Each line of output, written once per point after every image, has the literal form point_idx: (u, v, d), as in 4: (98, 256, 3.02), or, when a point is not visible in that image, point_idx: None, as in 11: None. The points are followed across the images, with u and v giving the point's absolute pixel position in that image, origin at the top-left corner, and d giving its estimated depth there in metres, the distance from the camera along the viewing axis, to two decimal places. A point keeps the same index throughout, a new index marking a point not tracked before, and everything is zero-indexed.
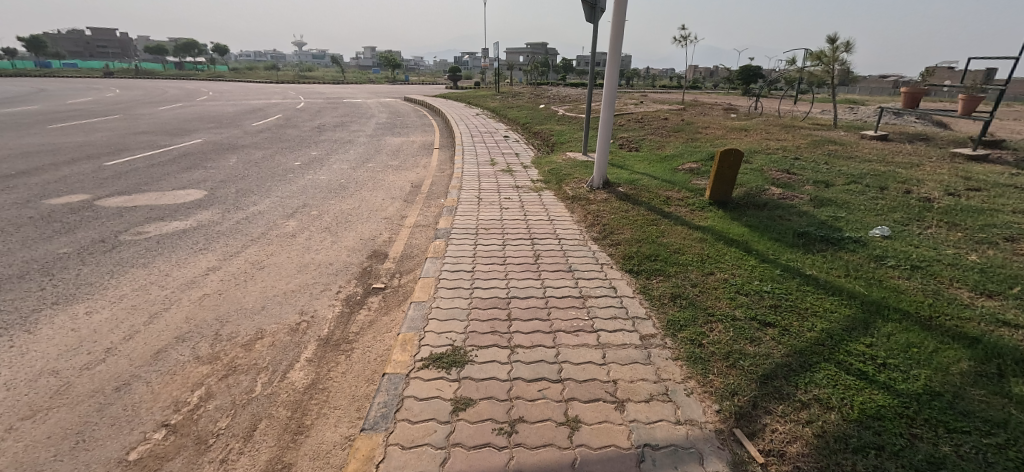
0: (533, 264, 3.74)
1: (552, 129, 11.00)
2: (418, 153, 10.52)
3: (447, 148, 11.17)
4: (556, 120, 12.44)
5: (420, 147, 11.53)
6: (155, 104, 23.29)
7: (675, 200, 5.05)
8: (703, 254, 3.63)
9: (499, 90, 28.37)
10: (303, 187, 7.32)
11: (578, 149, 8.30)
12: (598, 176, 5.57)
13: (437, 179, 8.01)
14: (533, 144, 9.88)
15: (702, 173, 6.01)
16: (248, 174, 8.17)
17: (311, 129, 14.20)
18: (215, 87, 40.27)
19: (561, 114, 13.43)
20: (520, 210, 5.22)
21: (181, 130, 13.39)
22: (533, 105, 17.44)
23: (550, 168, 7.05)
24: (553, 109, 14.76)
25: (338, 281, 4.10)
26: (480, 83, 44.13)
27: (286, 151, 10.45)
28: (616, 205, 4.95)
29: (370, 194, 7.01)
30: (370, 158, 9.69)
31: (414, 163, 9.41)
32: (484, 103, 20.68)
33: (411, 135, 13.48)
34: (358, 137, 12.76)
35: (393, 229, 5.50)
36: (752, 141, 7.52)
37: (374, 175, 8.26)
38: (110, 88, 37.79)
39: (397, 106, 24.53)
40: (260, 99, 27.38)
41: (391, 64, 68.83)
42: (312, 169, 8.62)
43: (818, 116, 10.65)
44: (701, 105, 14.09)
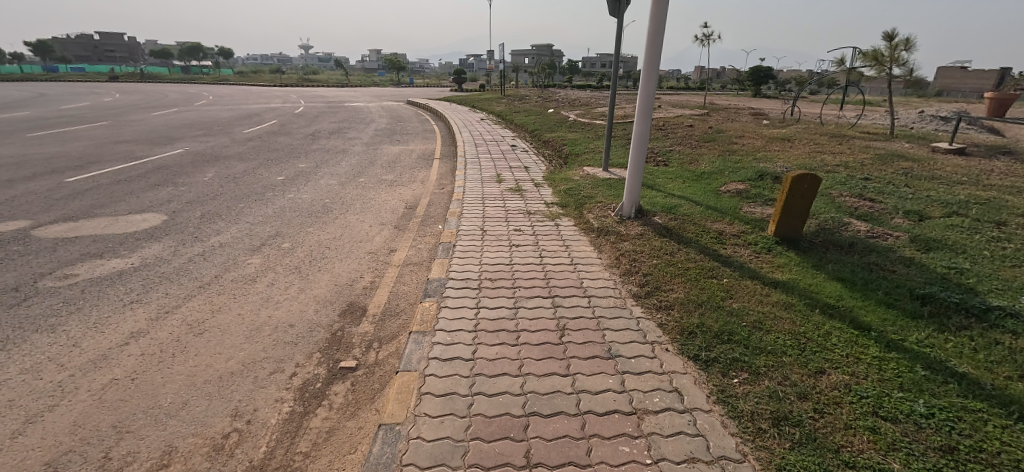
0: (557, 344, 2.66)
1: (564, 137, 9.97)
2: (416, 165, 9.52)
3: (448, 158, 10.16)
4: (568, 127, 11.38)
5: (419, 157, 10.52)
6: (149, 109, 22.38)
7: (730, 236, 4.00)
8: (797, 334, 2.57)
9: (505, 93, 27.29)
10: (281, 209, 6.33)
11: (596, 163, 7.25)
12: (630, 203, 4.52)
13: (435, 198, 7.00)
14: (544, 156, 8.85)
15: (755, 197, 4.94)
16: (222, 191, 7.22)
17: (304, 136, 13.27)
18: (216, 91, 39.74)
19: (573, 120, 12.41)
20: (533, 247, 4.16)
21: (163, 138, 12.47)
22: (541, 109, 16.43)
23: (567, 188, 6.01)
24: (563, 114, 13.71)
25: (295, 356, 3.08)
26: (486, 86, 43.08)
27: (272, 163, 9.50)
28: (656, 244, 3.89)
29: (356, 218, 6.00)
30: (362, 172, 8.68)
31: (411, 177, 8.40)
32: (489, 107, 19.64)
33: (411, 143, 12.49)
34: (353, 146, 11.79)
35: (377, 268, 4.48)
36: (802, 155, 6.45)
37: (364, 193, 7.25)
38: (110, 92, 37.36)
39: (399, 109, 23.60)
40: (258, 104, 26.60)
41: (396, 66, 68.20)
42: (296, 186, 7.65)
43: (862, 122, 9.55)
44: (725, 110, 12.96)
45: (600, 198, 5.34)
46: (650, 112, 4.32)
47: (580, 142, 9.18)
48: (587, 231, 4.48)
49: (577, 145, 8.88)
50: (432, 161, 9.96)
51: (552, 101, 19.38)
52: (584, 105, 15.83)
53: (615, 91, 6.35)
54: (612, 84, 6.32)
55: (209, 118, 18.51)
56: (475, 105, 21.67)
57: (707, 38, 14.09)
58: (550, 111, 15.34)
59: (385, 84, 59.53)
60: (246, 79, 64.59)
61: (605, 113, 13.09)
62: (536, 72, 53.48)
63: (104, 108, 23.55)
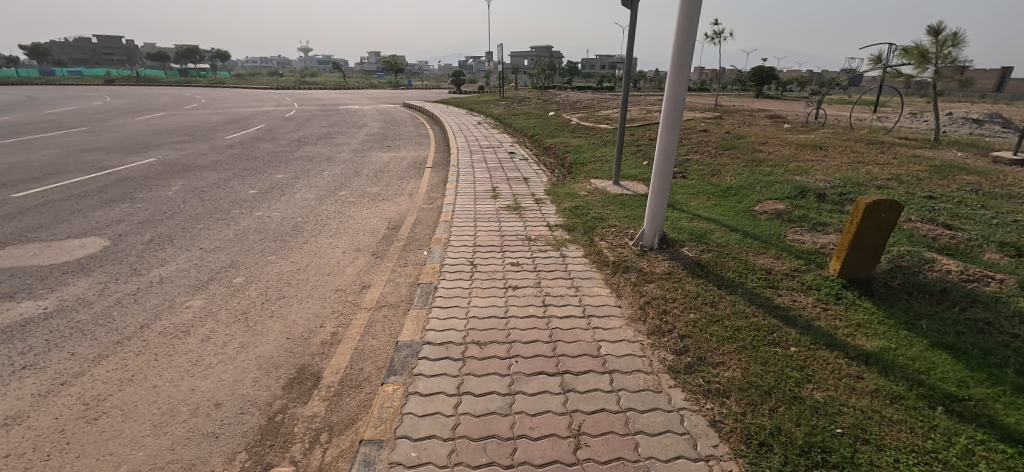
0: (570, 462, 1.81)
1: (567, 143, 9.16)
2: (405, 174, 8.70)
3: (441, 166, 9.32)
4: (570, 131, 10.55)
5: (409, 165, 9.69)
6: (134, 113, 21.59)
7: (783, 277, 3.18)
8: (929, 455, 1.72)
9: (503, 95, 26.51)
10: (244, 231, 5.49)
11: (604, 174, 6.41)
12: (653, 229, 3.70)
13: (422, 215, 6.16)
14: (545, 165, 8.03)
15: (800, 221, 4.11)
16: (183, 208, 6.38)
17: (289, 142, 12.45)
18: (210, 94, 39.12)
19: (576, 124, 11.62)
20: (534, 289, 3.31)
21: (136, 145, 11.60)
22: (542, 112, 15.65)
23: (572, 205, 5.18)
24: (564, 117, 12.92)
25: (211, 460, 2.24)
26: (485, 88, 42.31)
27: (246, 172, 8.65)
28: (691, 289, 3.04)
29: (327, 242, 5.16)
30: (344, 183, 7.83)
31: (397, 189, 7.57)
32: (486, 110, 18.81)
33: (403, 149, 11.69)
34: (339, 153, 10.96)
35: (343, 313, 3.65)
36: (841, 165, 5.65)
37: (342, 209, 6.41)
38: (101, 95, 36.65)
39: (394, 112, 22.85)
40: (249, 107, 25.78)
41: (394, 68, 67.56)
42: (267, 201, 6.81)
43: (893, 126, 8.76)
44: (738, 112, 12.15)
45: (613, 219, 4.50)
46: (678, 126, 3.48)
47: (582, 148, 8.37)
48: (599, 267, 3.63)
49: (579, 152, 8.07)
50: (423, 169, 9.13)
51: (552, 103, 18.56)
52: (586, 108, 14.99)
53: (627, 93, 5.51)
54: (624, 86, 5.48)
55: (194, 122, 17.64)
56: (472, 108, 20.87)
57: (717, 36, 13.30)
58: (550, 114, 14.52)
59: (383, 86, 58.80)
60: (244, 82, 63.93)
61: (609, 116, 12.26)
62: (535, 73, 52.70)
63: (89, 111, 22.69)
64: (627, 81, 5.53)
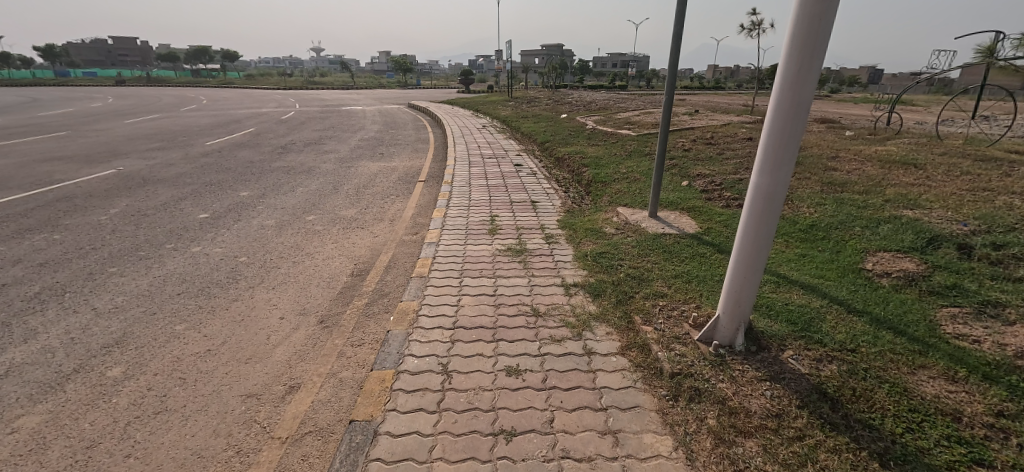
0: None
1: (583, 152, 7.77)
2: (392, 191, 7.35)
3: (435, 180, 7.97)
4: (587, 138, 9.09)
5: (399, 178, 8.33)
6: (124, 115, 20.59)
7: (997, 436, 1.74)
8: None
9: (512, 95, 25.05)
10: (164, 278, 4.20)
11: (635, 197, 4.98)
12: (734, 321, 2.30)
13: (400, 252, 4.81)
14: (557, 182, 6.62)
15: (952, 297, 2.68)
16: (107, 240, 5.13)
17: (273, 148, 11.23)
18: (215, 94, 38.48)
19: (592, 128, 10.20)
20: (542, 438, 1.93)
21: (104, 154, 10.47)
22: (554, 113, 14.27)
23: (597, 250, 3.78)
24: (579, 121, 11.52)
25: None
26: (496, 88, 40.73)
27: (208, 188, 7.38)
28: (834, 467, 1.63)
29: (265, 298, 3.83)
30: (316, 204, 6.52)
31: (377, 211, 6.21)
32: (494, 111, 17.38)
33: (397, 156, 10.39)
34: (324, 162, 9.66)
35: (241, 449, 2.31)
36: (958, 193, 4.19)
37: (303, 243, 5.08)
38: (106, 95, 36.28)
39: (397, 113, 21.63)
40: (248, 108, 24.80)
41: (402, 67, 66.72)
42: (216, 229, 5.52)
43: (982, 133, 7.22)
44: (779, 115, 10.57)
45: (659, 281, 3.09)
46: (788, 167, 1.99)
47: (603, 160, 6.93)
48: (649, 382, 2.23)
49: (599, 166, 6.63)
50: (414, 184, 7.78)
51: (564, 104, 17.08)
52: (603, 110, 13.51)
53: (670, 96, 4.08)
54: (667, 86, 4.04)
55: (183, 126, 16.55)
56: (479, 109, 19.48)
57: (753, 28, 11.69)
58: (563, 116, 13.06)
59: (393, 86, 58.16)
60: (253, 82, 63.34)
61: (630, 119, 10.77)
62: (547, 71, 51.07)
63: (83, 114, 21.83)
64: (672, 80, 4.09)
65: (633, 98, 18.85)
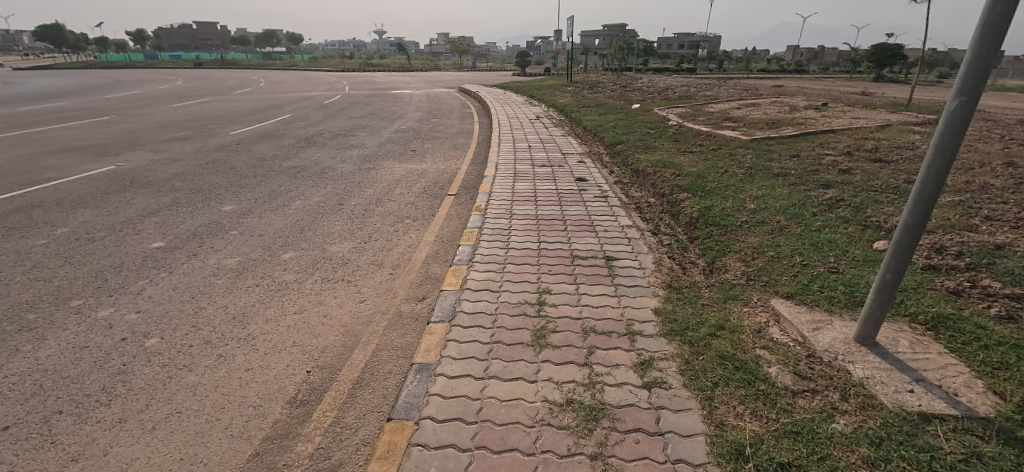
0: None
1: (675, 164, 5.50)
2: (409, 208, 5.51)
3: (467, 193, 6.04)
4: (675, 141, 6.72)
5: (424, 186, 6.48)
6: (177, 99, 20.53)
7: None
8: None
9: (572, 79, 22.42)
10: (15, 381, 2.64)
11: (798, 274, 2.76)
12: None
13: (386, 344, 2.95)
14: (639, 213, 4.46)
15: None
16: (11, 284, 3.74)
17: (296, 141, 9.85)
18: (276, 76, 39.34)
19: (679, 125, 7.78)
20: None
21: (121, 145, 9.58)
22: (623, 102, 11.81)
23: (768, 444, 1.66)
24: (658, 113, 9.10)
25: None
26: (553, 70, 38.24)
27: (193, 196, 5.98)
28: None
29: (123, 459, 2.12)
30: (304, 231, 4.84)
31: (378, 248, 4.39)
32: (550, 98, 15.11)
33: (430, 153, 8.60)
34: (343, 160, 8.05)
35: None
36: None
37: (253, 309, 3.37)
38: (175, 77, 37.90)
39: (444, 98, 19.94)
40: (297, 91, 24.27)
41: (458, 49, 65.43)
42: (158, 271, 3.98)
43: None
44: (952, 112, 7.53)
45: None
46: None
47: (709, 181, 4.64)
48: None
49: (706, 192, 4.37)
50: (440, 198, 5.90)
51: (634, 91, 14.40)
52: (686, 99, 10.86)
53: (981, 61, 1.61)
54: (961, 70, 1.70)
55: (222, 110, 15.85)
56: (533, 95, 17.22)
57: None
58: (635, 107, 10.60)
59: (449, 68, 57.53)
60: (315, 65, 64.72)
61: (730, 113, 8.18)
62: (610, 53, 47.11)
63: (145, 97, 22.18)
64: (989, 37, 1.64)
65: (717, 85, 15.74)
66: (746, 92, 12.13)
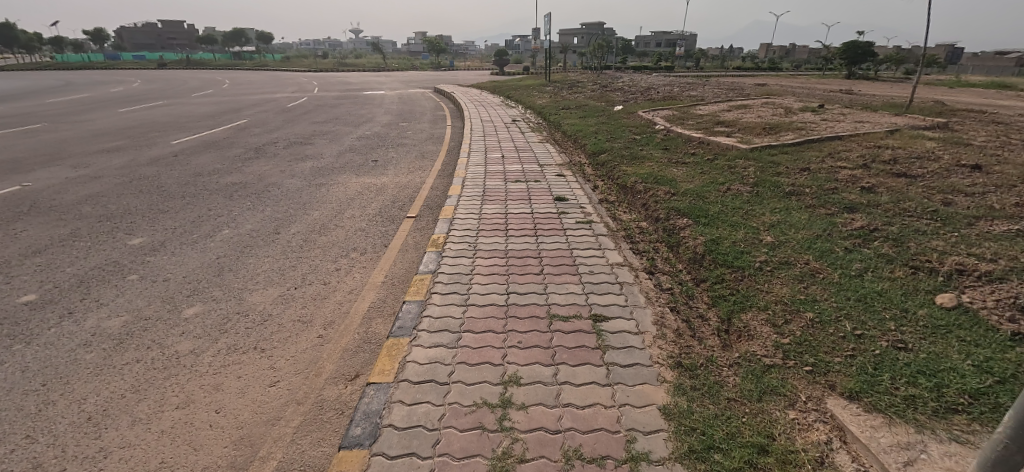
0: None
1: (668, 178, 4.79)
2: (358, 237, 4.62)
3: (430, 214, 5.18)
4: (665, 150, 5.98)
5: (381, 205, 5.59)
6: (127, 103, 18.98)
7: None
8: None
9: (551, 78, 21.75)
10: None
11: (854, 356, 2.02)
12: None
13: (290, 462, 2.09)
14: (630, 244, 3.68)
15: None
16: None
17: (245, 150, 8.80)
18: (243, 77, 37.58)
19: (668, 130, 7.10)
20: None
21: (39, 158, 8.37)
22: (605, 103, 11.13)
23: None
24: (643, 116, 8.41)
25: None
26: (532, 69, 37.64)
27: (99, 227, 4.98)
28: None
29: None
30: (224, 272, 3.91)
31: (311, 297, 3.51)
32: (528, 99, 14.35)
33: (394, 164, 7.71)
34: (293, 174, 7.09)
35: None
36: None
37: (120, 405, 2.47)
38: (133, 78, 35.79)
39: (418, 99, 18.98)
40: (262, 93, 22.91)
41: (436, 48, 64.28)
42: (12, 341, 3.03)
43: None
44: (955, 114, 7.01)
45: None
46: None
47: (711, 203, 3.91)
48: None
49: (710, 217, 3.63)
50: (397, 221, 5.03)
51: (615, 91, 13.67)
52: (671, 99, 10.17)
53: None
54: None
55: (173, 115, 14.53)
56: (510, 96, 16.35)
57: None
58: (618, 109, 9.87)
59: (427, 67, 56.44)
60: (286, 65, 62.24)
61: (721, 116, 7.50)
62: (589, 51, 46.71)
63: (91, 100, 20.41)
64: None
65: (701, 84, 15.15)
66: (732, 92, 11.53)
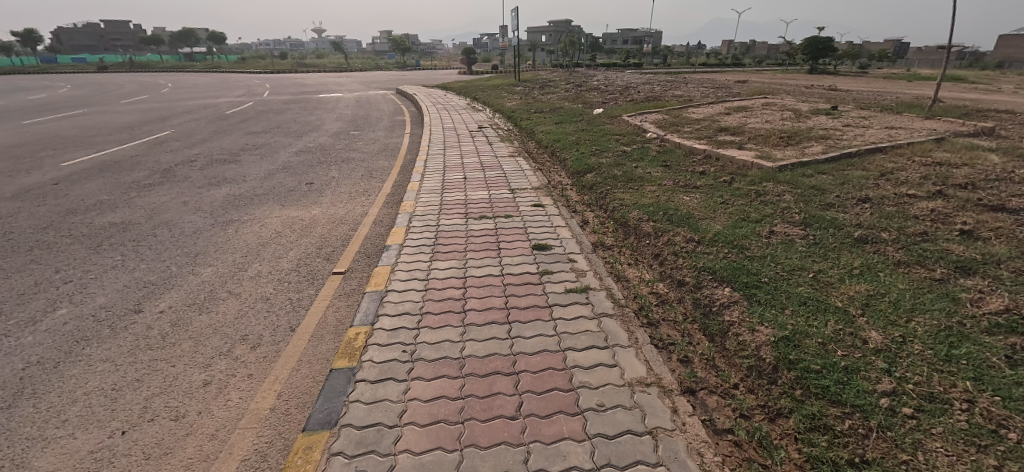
0: None
1: (682, 212, 3.60)
2: (255, 315, 3.21)
3: (365, 268, 3.81)
4: (667, 169, 4.79)
5: (301, 252, 4.17)
6: (36, 111, 16.44)
7: None
8: None
9: (520, 78, 20.53)
10: None
11: None
12: None
13: None
14: (650, 334, 2.42)
15: None
16: None
17: (147, 172, 7.09)
18: (186, 79, 34.58)
19: (662, 138, 5.95)
20: None
21: None
22: (582, 106, 9.95)
23: None
24: (629, 121, 7.25)
25: None
26: (500, 68, 36.57)
27: None
28: None
29: None
30: (11, 406, 2.43)
31: (143, 455, 2.11)
32: (496, 101, 13.04)
33: (332, 186, 6.25)
34: (197, 205, 5.52)
35: None
36: None
37: None
38: (59, 82, 32.34)
39: (377, 101, 17.34)
40: (201, 98, 20.61)
41: (400, 48, 62.16)
42: None
43: None
44: (981, 115, 6.16)
45: None
46: None
47: (758, 261, 2.70)
48: None
49: (766, 290, 2.44)
50: (317, 282, 3.63)
51: (589, 91, 12.49)
52: (656, 100, 9.04)
53: None
54: None
55: (81, 124, 12.38)
56: (476, 98, 14.96)
57: None
58: (597, 113, 8.70)
59: (390, 68, 54.63)
60: (239, 66, 58.47)
61: (721, 120, 6.42)
62: (559, 49, 45.90)
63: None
64: None
65: (679, 82, 14.18)
66: (717, 90, 10.53)
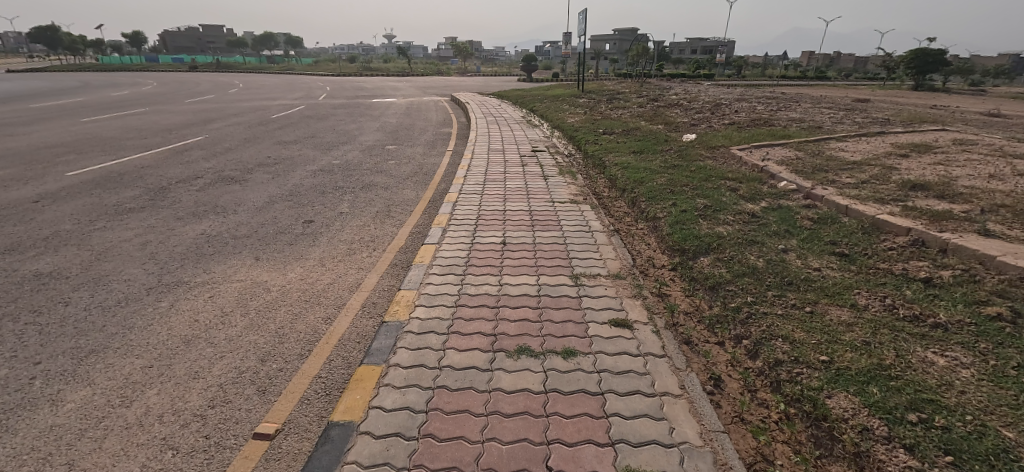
0: None
1: (958, 411, 1.63)
2: None
3: (308, 431, 2.13)
4: (850, 264, 2.77)
5: (234, 368, 2.60)
6: (104, 108, 16.77)
7: None
8: None
9: (583, 87, 18.71)
10: None
11: None
12: None
13: None
14: None
15: None
16: None
17: (139, 191, 6.00)
18: (256, 79, 36.12)
19: (810, 193, 3.89)
20: None
21: None
22: (664, 127, 7.95)
23: None
24: (743, 156, 5.21)
25: None
26: (561, 77, 34.99)
27: None
28: None
29: None
30: None
31: None
32: (556, 115, 11.31)
33: (335, 227, 4.75)
34: (156, 249, 4.18)
35: None
36: None
37: None
38: (146, 80, 34.74)
39: (427, 109, 16.20)
40: (259, 98, 20.61)
41: (460, 53, 62.55)
42: None
43: None
44: None
45: None
46: None
47: None
48: None
49: None
50: (215, 461, 1.99)
51: (670, 108, 10.42)
52: (769, 125, 6.87)
53: None
54: None
55: (127, 124, 12.04)
56: (533, 109, 13.34)
57: None
58: (689, 139, 6.67)
59: (450, 72, 54.84)
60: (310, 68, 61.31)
61: (900, 166, 4.24)
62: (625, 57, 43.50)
63: (69, 104, 18.27)
64: None
65: (780, 99, 11.72)
66: (845, 113, 8.13)
